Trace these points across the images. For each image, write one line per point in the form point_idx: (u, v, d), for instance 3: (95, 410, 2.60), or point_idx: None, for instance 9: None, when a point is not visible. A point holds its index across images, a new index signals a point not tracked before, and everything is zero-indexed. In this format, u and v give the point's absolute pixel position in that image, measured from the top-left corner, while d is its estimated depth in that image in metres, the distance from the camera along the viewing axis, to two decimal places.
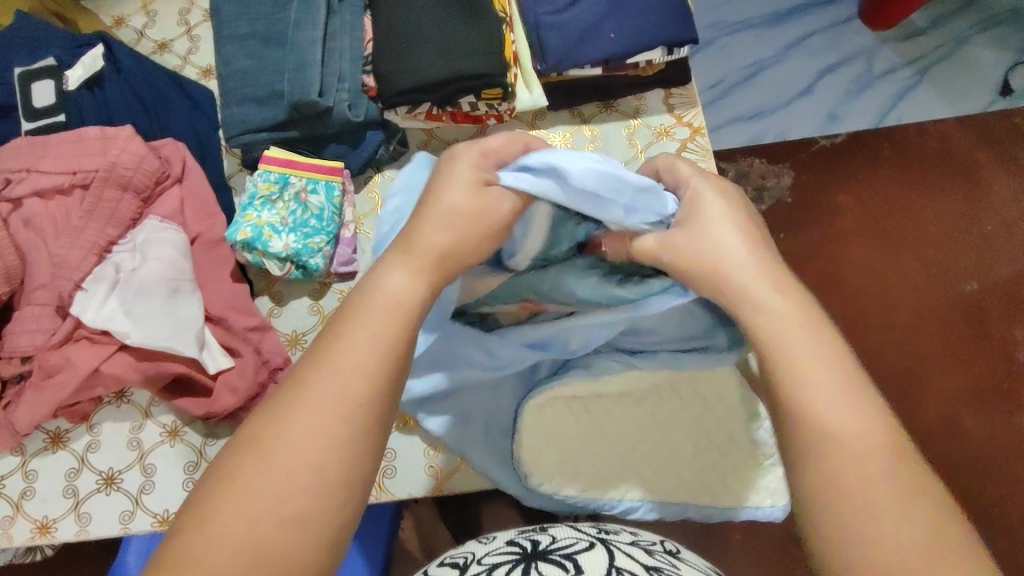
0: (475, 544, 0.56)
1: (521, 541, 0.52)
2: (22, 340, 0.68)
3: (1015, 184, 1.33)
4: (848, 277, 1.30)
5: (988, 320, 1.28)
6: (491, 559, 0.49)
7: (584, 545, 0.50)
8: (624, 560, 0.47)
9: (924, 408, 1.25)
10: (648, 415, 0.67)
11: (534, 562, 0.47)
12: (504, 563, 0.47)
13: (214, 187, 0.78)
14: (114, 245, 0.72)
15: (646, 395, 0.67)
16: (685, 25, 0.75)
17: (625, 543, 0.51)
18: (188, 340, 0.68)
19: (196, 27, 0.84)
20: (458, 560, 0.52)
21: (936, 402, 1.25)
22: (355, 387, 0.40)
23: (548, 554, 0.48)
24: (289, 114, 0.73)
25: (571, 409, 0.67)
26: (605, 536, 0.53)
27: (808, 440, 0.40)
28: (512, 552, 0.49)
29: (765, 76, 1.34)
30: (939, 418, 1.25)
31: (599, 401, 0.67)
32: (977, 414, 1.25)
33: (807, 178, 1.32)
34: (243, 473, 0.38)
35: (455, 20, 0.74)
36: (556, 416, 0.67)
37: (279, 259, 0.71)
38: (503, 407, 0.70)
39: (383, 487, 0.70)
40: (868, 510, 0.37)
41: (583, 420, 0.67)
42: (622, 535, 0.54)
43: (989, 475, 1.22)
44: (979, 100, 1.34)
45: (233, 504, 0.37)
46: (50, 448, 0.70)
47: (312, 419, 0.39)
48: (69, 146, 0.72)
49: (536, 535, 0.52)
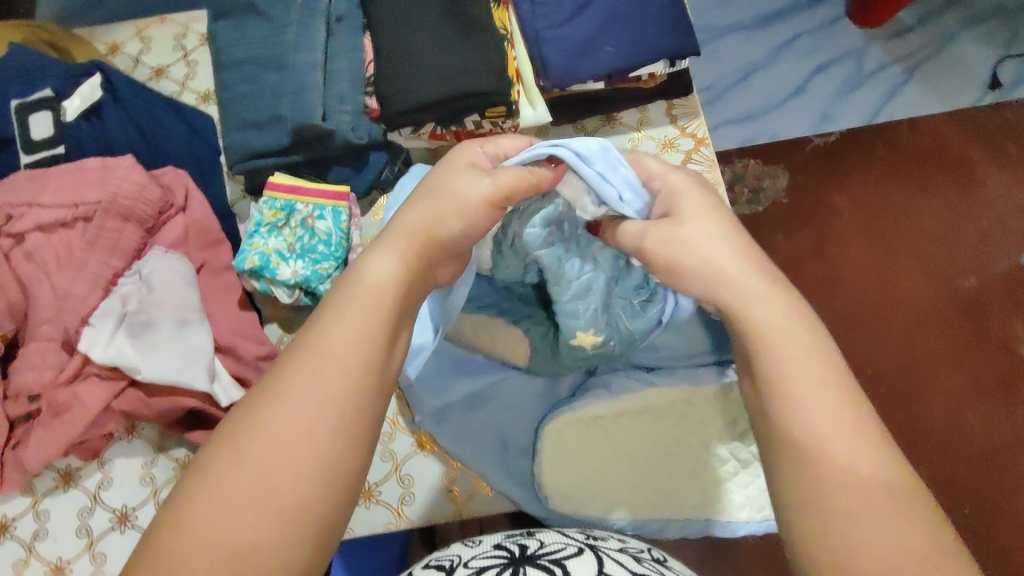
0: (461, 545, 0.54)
1: (509, 544, 0.50)
2: (30, 377, 0.66)
3: (1009, 177, 1.26)
4: (849, 279, 1.23)
5: (987, 316, 1.21)
6: (479, 562, 0.47)
7: (571, 551, 0.48)
8: (614, 567, 0.46)
9: (932, 413, 1.17)
10: (663, 433, 0.67)
11: (522, 567, 0.45)
12: (492, 567, 0.46)
13: (219, 213, 0.78)
14: (119, 276, 0.71)
15: (660, 414, 0.68)
16: (689, 37, 0.74)
17: (616, 552, 0.50)
18: (199, 374, 0.67)
19: (193, 52, 0.83)
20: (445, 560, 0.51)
21: (946, 407, 1.17)
22: (340, 384, 0.41)
23: (537, 560, 0.47)
24: (291, 139, 0.71)
25: (588, 428, 0.67)
26: (593, 543, 0.52)
27: (793, 438, 0.41)
28: (500, 556, 0.47)
29: (757, 76, 1.28)
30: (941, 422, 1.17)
31: (614, 420, 0.68)
32: (982, 413, 1.17)
33: (801, 178, 1.25)
34: (223, 458, 0.38)
35: (454, 38, 0.73)
36: (576, 436, 0.67)
37: (287, 286, 0.70)
38: (518, 425, 0.71)
39: (404, 514, 0.68)
40: (850, 506, 0.38)
41: (600, 439, 0.67)
42: (611, 542, 0.53)
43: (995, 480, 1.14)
44: (967, 96, 1.27)
45: (211, 487, 0.37)
46: (61, 487, 0.69)
47: (300, 403, 0.40)
48: (69, 179, 0.71)
49: (525, 540, 0.51)
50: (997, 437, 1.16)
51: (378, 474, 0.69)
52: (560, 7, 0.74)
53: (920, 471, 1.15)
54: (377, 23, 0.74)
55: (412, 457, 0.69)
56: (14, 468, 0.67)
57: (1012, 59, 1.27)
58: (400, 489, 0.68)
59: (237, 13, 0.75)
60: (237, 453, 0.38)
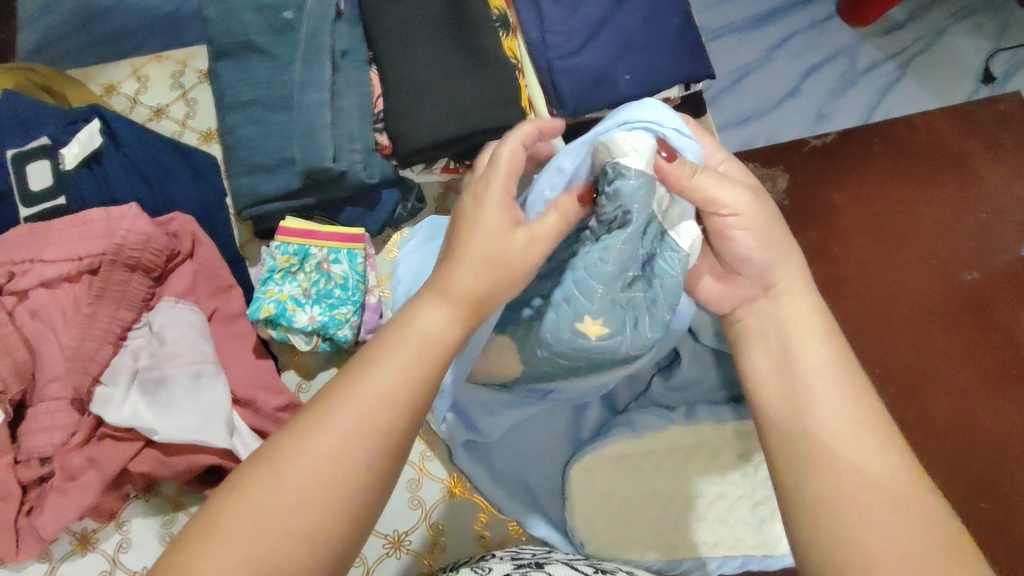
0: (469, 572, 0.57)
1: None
2: (39, 440, 0.64)
3: (1007, 165, 1.18)
4: (851, 278, 1.16)
5: (1000, 314, 1.12)
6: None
7: None
8: None
9: (937, 415, 1.09)
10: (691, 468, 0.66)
11: None
12: None
13: (228, 258, 0.76)
14: (129, 330, 0.69)
15: (688, 449, 0.66)
16: (700, 60, 0.74)
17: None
18: (218, 430, 0.65)
19: (192, 90, 0.82)
20: None
21: (953, 410, 1.09)
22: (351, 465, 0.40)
23: None
24: (302, 181, 0.70)
25: (617, 467, 0.66)
26: None
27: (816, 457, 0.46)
28: None
29: (751, 80, 1.22)
30: (954, 424, 1.08)
31: (640, 458, 0.66)
32: (997, 410, 1.08)
33: (802, 179, 1.20)
34: (236, 508, 0.38)
35: (463, 71, 0.71)
36: (607, 477, 0.66)
37: (304, 333, 0.68)
38: (548, 470, 0.69)
39: (435, 563, 0.66)
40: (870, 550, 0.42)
41: (629, 477, 0.66)
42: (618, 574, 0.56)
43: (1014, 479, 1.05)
44: (960, 90, 1.21)
45: (218, 541, 0.38)
46: (78, 552, 0.67)
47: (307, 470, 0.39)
48: (73, 231, 0.68)
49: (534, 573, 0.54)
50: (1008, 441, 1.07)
51: (407, 524, 0.67)
52: (572, 33, 0.73)
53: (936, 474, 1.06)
54: (382, 55, 0.71)
55: (442, 502, 0.68)
56: (30, 534, 0.64)
57: (1004, 53, 1.22)
58: (431, 536, 0.66)
59: (239, 52, 0.73)
60: (241, 530, 0.38)
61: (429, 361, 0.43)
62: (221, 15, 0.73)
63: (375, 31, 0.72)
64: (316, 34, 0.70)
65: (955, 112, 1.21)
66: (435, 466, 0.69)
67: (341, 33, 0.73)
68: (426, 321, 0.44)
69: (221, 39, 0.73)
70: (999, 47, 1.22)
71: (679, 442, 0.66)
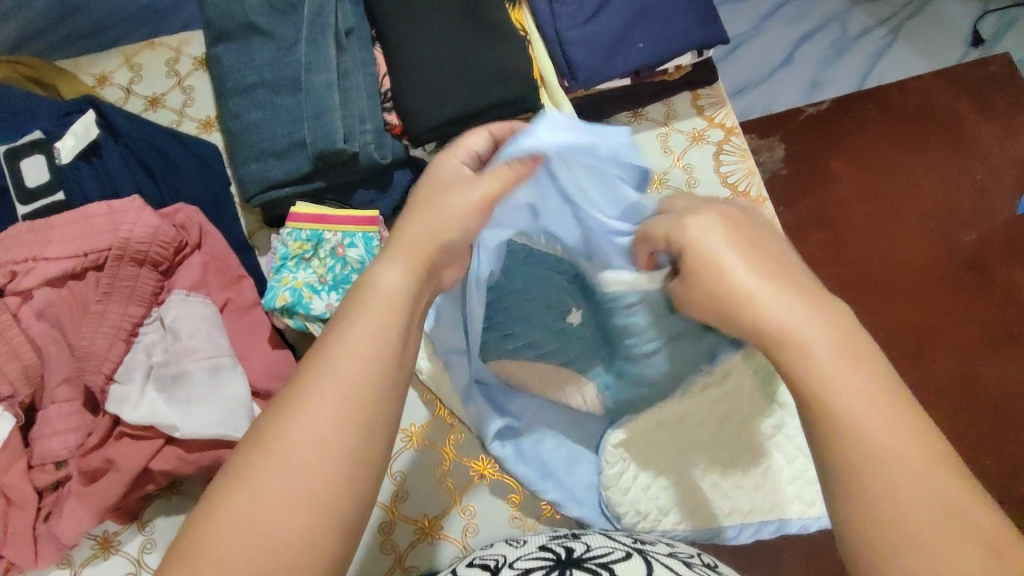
0: (505, 547, 0.56)
1: (554, 547, 0.51)
2: (54, 443, 0.62)
3: (1003, 127, 1.15)
4: (853, 245, 1.13)
5: (997, 273, 1.09)
6: (523, 564, 0.49)
7: (620, 555, 0.49)
8: (662, 571, 0.45)
9: (942, 374, 1.06)
10: (718, 432, 0.65)
11: (568, 570, 0.46)
12: (538, 569, 0.47)
13: (238, 248, 0.74)
14: (139, 326, 0.66)
15: (713, 415, 0.65)
16: (715, 25, 0.72)
17: (664, 556, 0.50)
18: (240, 423, 0.63)
19: (188, 77, 0.80)
20: (489, 562, 0.51)
21: (956, 369, 1.06)
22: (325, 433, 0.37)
23: (583, 563, 0.47)
24: (313, 165, 0.68)
25: (645, 438, 0.65)
26: (642, 548, 0.52)
27: None
28: (546, 559, 0.48)
29: (746, 49, 1.21)
30: (960, 383, 1.05)
31: (664, 428, 0.65)
32: (998, 366, 1.05)
33: (802, 148, 1.17)
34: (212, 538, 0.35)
35: (473, 43, 0.69)
36: (640, 446, 0.65)
37: (322, 321, 0.67)
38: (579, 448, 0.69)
39: (469, 546, 0.65)
40: None
41: (659, 447, 0.65)
42: (660, 547, 0.53)
43: (1016, 435, 1.03)
44: (952, 53, 1.20)
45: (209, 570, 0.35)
46: (100, 555, 0.65)
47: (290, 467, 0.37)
48: (75, 227, 0.65)
49: (571, 544, 0.52)
50: (1011, 397, 1.04)
51: (437, 507, 0.66)
52: (582, 3, 0.71)
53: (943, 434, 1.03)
54: (388, 33, 0.69)
55: (472, 485, 0.67)
56: (50, 540, 0.62)
57: (991, 15, 1.21)
58: (463, 519, 0.66)
59: (240, 34, 0.71)
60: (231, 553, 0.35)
61: (391, 304, 0.43)
62: None
63: (378, 7, 0.70)
64: (320, 12, 0.68)
65: (947, 75, 1.19)
66: (464, 448, 0.69)
67: (345, 11, 0.70)
68: (384, 279, 0.44)
69: (220, 22, 0.71)
70: (989, 7, 1.21)
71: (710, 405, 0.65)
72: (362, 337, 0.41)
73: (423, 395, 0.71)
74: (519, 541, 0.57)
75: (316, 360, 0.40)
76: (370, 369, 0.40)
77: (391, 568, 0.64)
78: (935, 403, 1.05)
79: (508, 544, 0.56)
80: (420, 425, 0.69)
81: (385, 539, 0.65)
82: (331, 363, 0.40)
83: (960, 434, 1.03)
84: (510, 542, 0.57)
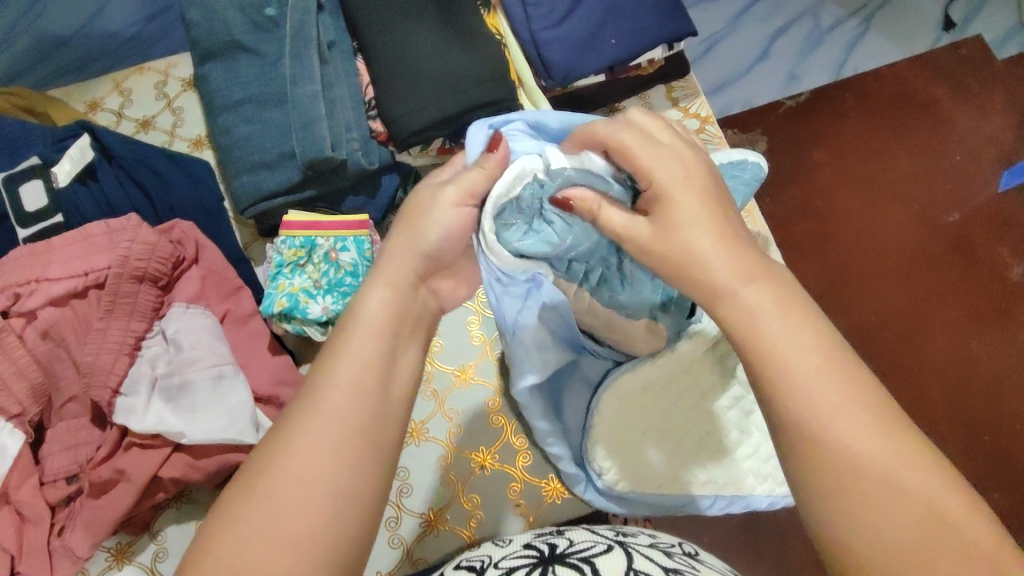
0: (490, 547, 0.60)
1: (537, 545, 0.55)
2: (65, 459, 0.65)
3: (975, 113, 1.17)
4: (845, 231, 1.15)
5: (981, 252, 1.11)
6: (508, 563, 0.53)
7: (601, 548, 0.52)
8: (644, 563, 0.49)
9: (933, 355, 1.08)
10: (693, 394, 0.66)
11: (551, 565, 0.49)
12: (523, 567, 0.51)
13: (235, 260, 0.76)
14: (142, 340, 0.68)
15: (685, 376, 0.65)
16: (682, 20, 0.76)
17: (643, 547, 0.53)
18: (245, 427, 0.65)
19: (177, 98, 0.82)
20: (475, 563, 0.55)
21: (949, 351, 1.07)
22: (338, 439, 0.41)
23: (565, 558, 0.51)
24: (303, 174, 0.71)
25: (625, 403, 0.64)
26: (622, 539, 0.55)
27: None
28: (530, 557, 0.52)
29: (721, 47, 1.23)
30: (948, 353, 1.07)
31: (647, 393, 0.65)
32: (985, 337, 1.07)
33: (782, 139, 1.20)
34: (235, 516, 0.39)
35: (451, 49, 0.71)
36: (624, 411, 0.64)
37: (319, 324, 0.69)
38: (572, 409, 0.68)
39: (475, 536, 0.67)
40: None
41: (639, 412, 0.65)
42: (641, 538, 0.56)
43: (1003, 397, 1.05)
44: (924, 39, 1.22)
45: (227, 546, 0.38)
46: (115, 566, 0.66)
47: (304, 466, 0.40)
48: (75, 247, 0.67)
49: (554, 539, 0.56)
50: (1005, 368, 1.06)
51: (441, 500, 0.68)
52: (555, 4, 0.74)
53: (930, 407, 1.06)
54: (367, 45, 0.72)
55: (473, 475, 0.69)
56: (65, 555, 0.63)
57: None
58: (467, 509, 0.68)
59: (226, 52, 0.73)
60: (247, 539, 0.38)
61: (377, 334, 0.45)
62: (203, 18, 0.73)
63: (357, 19, 0.72)
64: (302, 27, 0.70)
65: (919, 61, 1.21)
66: (463, 442, 0.70)
67: (325, 25, 0.73)
68: (368, 305, 0.46)
69: (206, 42, 0.73)
70: None
71: (670, 372, 0.65)
72: (348, 371, 0.43)
73: (423, 391, 0.72)
74: (504, 540, 0.61)
75: (307, 396, 0.42)
76: (358, 407, 0.42)
77: (400, 561, 0.66)
78: (922, 375, 1.07)
79: (494, 543, 0.60)
80: (422, 421, 0.71)
81: (391, 533, 0.67)
82: (322, 406, 0.42)
83: (945, 405, 1.05)
84: (498, 542, 0.60)
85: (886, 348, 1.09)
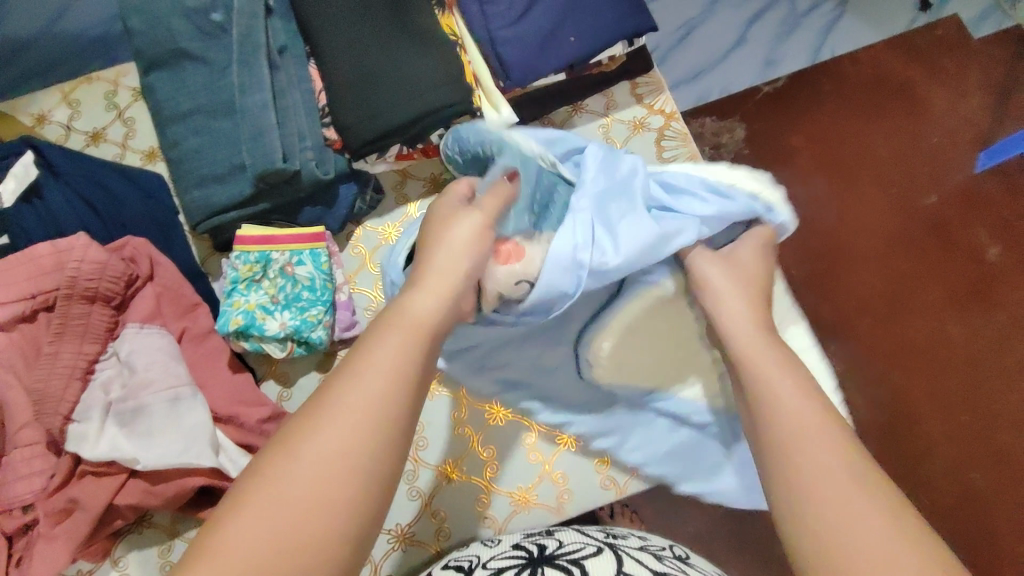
0: (480, 547, 0.59)
1: (527, 545, 0.54)
2: (18, 489, 0.60)
3: (953, 94, 1.15)
4: (824, 216, 1.13)
5: (961, 234, 1.10)
6: (497, 563, 0.52)
7: (591, 550, 0.51)
8: (633, 566, 0.48)
9: (914, 336, 1.07)
10: (677, 365, 0.68)
11: (541, 567, 0.49)
12: (511, 568, 0.50)
13: (190, 276, 0.74)
14: (95, 362, 0.66)
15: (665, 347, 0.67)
16: (642, 15, 0.74)
17: (634, 550, 0.52)
18: (203, 450, 0.63)
19: (128, 109, 0.79)
20: (464, 563, 0.55)
21: (928, 331, 1.07)
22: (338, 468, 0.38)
23: (555, 560, 0.50)
24: (255, 187, 0.69)
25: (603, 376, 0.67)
26: (612, 540, 0.54)
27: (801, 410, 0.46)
28: (519, 557, 0.51)
29: (696, 36, 1.19)
30: (923, 335, 1.07)
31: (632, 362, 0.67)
32: (964, 321, 1.06)
33: (760, 126, 1.17)
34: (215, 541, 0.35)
35: (405, 52, 0.69)
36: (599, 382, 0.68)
37: (277, 340, 0.68)
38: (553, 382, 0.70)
39: (442, 548, 0.68)
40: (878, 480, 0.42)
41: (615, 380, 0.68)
42: (631, 540, 0.56)
43: (978, 380, 1.04)
44: (900, 19, 1.18)
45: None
46: None
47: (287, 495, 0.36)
48: (19, 269, 0.63)
49: (544, 540, 0.55)
50: (983, 351, 1.05)
51: (408, 515, 0.68)
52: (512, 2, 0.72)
53: (911, 390, 1.05)
54: (320, 50, 0.70)
55: (440, 488, 0.69)
56: None
57: None
58: (434, 523, 0.68)
59: (172, 61, 0.71)
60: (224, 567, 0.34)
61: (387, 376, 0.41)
62: (147, 26, 0.70)
63: (307, 22, 0.70)
64: (250, 32, 0.68)
65: (898, 42, 1.18)
66: (429, 455, 0.70)
67: (276, 30, 0.71)
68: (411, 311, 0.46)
69: (151, 51, 0.71)
70: None
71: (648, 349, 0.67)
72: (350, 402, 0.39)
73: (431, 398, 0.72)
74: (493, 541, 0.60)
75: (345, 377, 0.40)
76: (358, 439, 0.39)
77: None
78: (900, 360, 1.06)
79: (482, 544, 0.59)
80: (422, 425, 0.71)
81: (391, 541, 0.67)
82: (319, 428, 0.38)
83: (926, 388, 1.05)
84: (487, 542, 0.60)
85: (868, 333, 1.08)
